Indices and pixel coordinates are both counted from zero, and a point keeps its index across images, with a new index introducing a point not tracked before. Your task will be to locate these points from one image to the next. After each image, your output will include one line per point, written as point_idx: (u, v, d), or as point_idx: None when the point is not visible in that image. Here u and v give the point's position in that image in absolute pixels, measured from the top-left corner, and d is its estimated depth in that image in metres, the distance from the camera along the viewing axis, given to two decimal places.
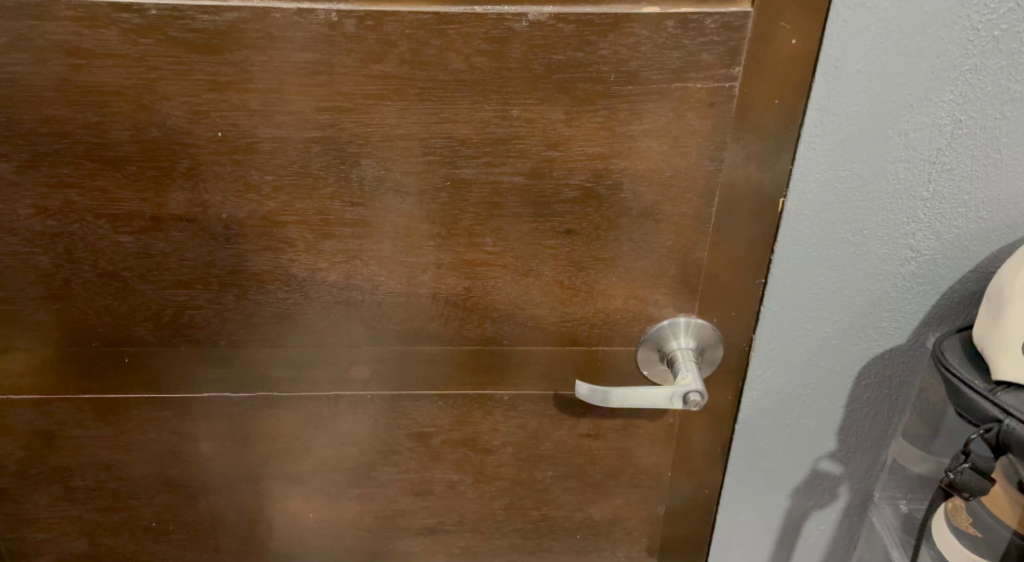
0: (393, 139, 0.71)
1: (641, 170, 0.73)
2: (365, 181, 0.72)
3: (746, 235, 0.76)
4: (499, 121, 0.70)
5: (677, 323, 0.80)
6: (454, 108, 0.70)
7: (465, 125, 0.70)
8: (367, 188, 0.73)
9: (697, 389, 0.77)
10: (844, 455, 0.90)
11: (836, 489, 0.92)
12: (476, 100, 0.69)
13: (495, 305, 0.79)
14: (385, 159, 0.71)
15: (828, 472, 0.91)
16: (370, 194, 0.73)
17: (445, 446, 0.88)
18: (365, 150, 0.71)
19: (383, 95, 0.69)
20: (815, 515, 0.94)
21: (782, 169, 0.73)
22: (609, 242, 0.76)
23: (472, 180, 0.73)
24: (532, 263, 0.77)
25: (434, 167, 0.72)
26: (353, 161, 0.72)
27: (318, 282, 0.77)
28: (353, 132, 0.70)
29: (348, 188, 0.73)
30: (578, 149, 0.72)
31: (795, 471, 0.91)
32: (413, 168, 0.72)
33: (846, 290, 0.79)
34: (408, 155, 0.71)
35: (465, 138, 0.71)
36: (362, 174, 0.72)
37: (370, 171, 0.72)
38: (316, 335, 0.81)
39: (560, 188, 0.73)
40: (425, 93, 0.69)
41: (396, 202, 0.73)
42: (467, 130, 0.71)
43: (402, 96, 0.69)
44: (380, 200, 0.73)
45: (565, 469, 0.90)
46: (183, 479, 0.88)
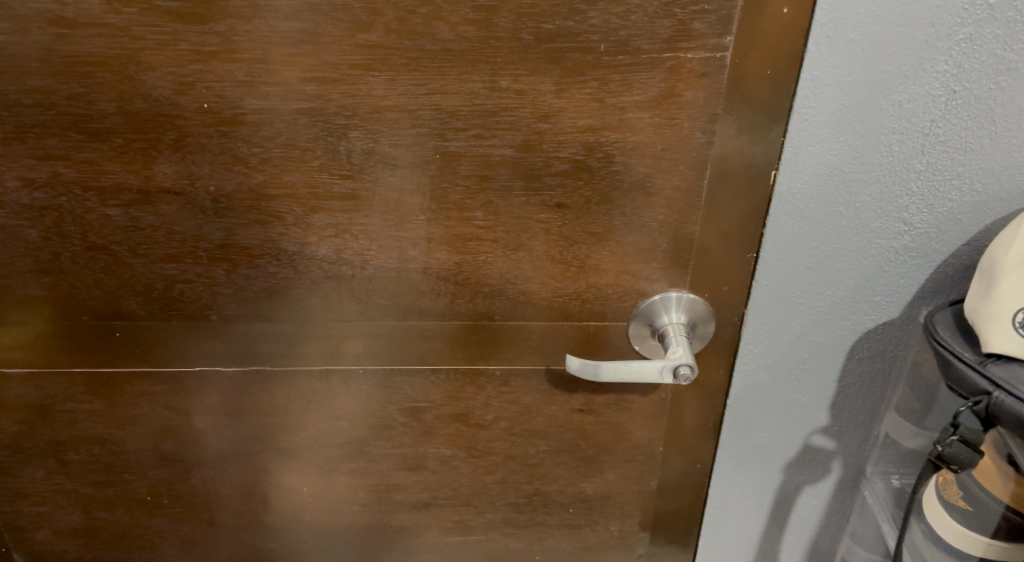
0: (381, 110, 0.70)
1: (632, 143, 0.72)
2: (353, 154, 0.72)
3: (739, 209, 0.76)
4: (488, 92, 0.70)
5: (669, 298, 0.80)
6: (442, 79, 0.69)
7: (454, 97, 0.70)
8: (356, 160, 0.72)
9: (687, 363, 0.77)
10: (837, 431, 0.90)
11: (829, 464, 0.93)
12: (465, 70, 0.69)
13: (487, 279, 0.78)
14: (374, 131, 0.71)
15: (821, 447, 0.92)
16: (360, 167, 0.72)
17: (437, 422, 0.88)
18: (355, 123, 0.70)
19: (370, 66, 0.68)
20: (808, 489, 0.95)
21: (775, 140, 0.73)
22: (602, 216, 0.75)
23: (462, 152, 0.72)
24: (523, 238, 0.76)
25: (423, 140, 0.71)
26: (341, 134, 0.71)
27: (308, 257, 0.77)
28: (340, 104, 0.70)
29: (337, 161, 0.72)
30: (569, 121, 0.71)
31: (787, 446, 0.91)
32: (402, 141, 0.71)
33: (839, 263, 0.79)
34: (397, 127, 0.71)
35: (454, 110, 0.70)
36: (351, 146, 0.71)
37: (359, 144, 0.71)
38: (307, 310, 0.80)
39: (551, 162, 0.72)
40: (413, 63, 0.68)
41: (386, 174, 0.73)
42: (456, 102, 0.70)
43: (391, 66, 0.68)
44: (369, 172, 0.73)
45: (558, 444, 0.91)
46: (177, 453, 0.88)
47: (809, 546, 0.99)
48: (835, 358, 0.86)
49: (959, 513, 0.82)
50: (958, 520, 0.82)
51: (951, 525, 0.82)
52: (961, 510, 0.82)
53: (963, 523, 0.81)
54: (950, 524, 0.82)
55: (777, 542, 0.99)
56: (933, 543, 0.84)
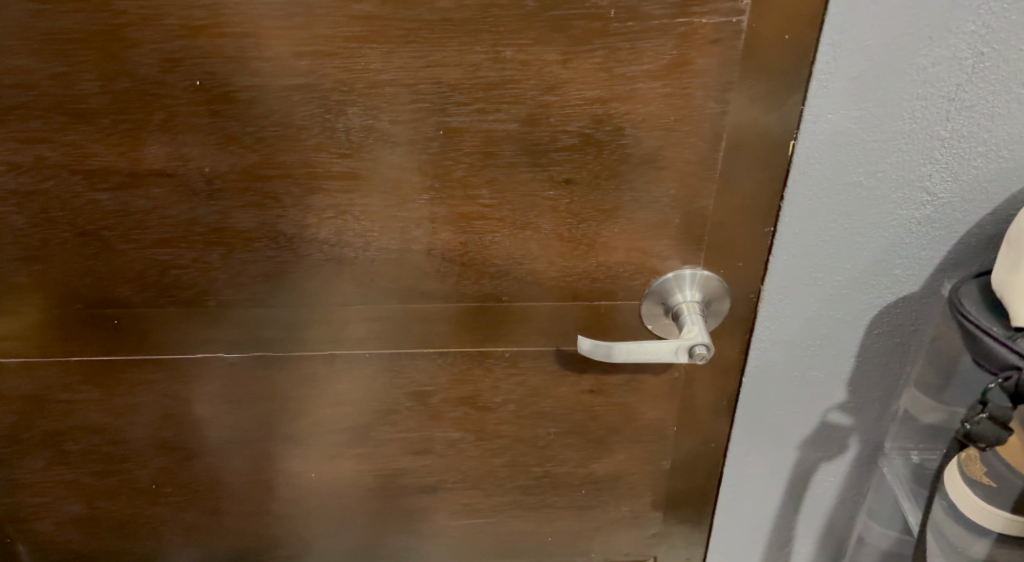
0: (379, 84, 0.66)
1: (642, 115, 0.68)
2: (351, 132, 0.68)
3: (754, 181, 0.72)
4: (491, 64, 0.66)
5: (682, 275, 0.77)
6: (442, 50, 0.65)
7: (455, 70, 0.66)
8: (354, 138, 0.69)
9: (703, 342, 0.74)
10: (854, 407, 0.90)
11: (845, 440, 0.93)
12: (465, 41, 0.65)
13: (493, 259, 0.75)
14: (371, 107, 0.67)
15: (838, 423, 0.92)
16: (357, 145, 0.69)
17: (444, 405, 0.85)
18: (353, 98, 0.67)
19: (366, 38, 0.65)
20: (824, 466, 0.95)
21: (792, 108, 0.69)
22: (612, 193, 0.72)
23: (464, 128, 0.68)
24: (530, 217, 0.73)
25: (424, 115, 0.68)
26: (337, 110, 0.67)
27: (307, 239, 0.74)
28: (336, 79, 0.66)
29: (334, 139, 0.69)
30: (576, 93, 0.67)
31: (804, 423, 0.91)
32: (402, 117, 0.68)
33: (859, 236, 0.77)
34: (395, 103, 0.67)
35: (456, 83, 0.66)
36: (349, 124, 0.68)
37: (357, 121, 0.68)
38: (307, 295, 0.77)
39: (558, 136, 0.69)
40: (410, 34, 0.65)
41: (385, 153, 0.69)
42: (457, 75, 0.66)
43: (388, 38, 0.65)
44: (368, 151, 0.69)
45: (567, 426, 0.88)
46: (178, 441, 0.86)
47: (824, 523, 0.99)
48: (852, 333, 0.84)
49: (984, 491, 0.79)
50: (982, 498, 0.79)
51: (976, 505, 0.80)
52: (985, 489, 0.79)
53: (988, 503, 0.79)
54: (974, 503, 0.80)
55: (791, 520, 0.99)
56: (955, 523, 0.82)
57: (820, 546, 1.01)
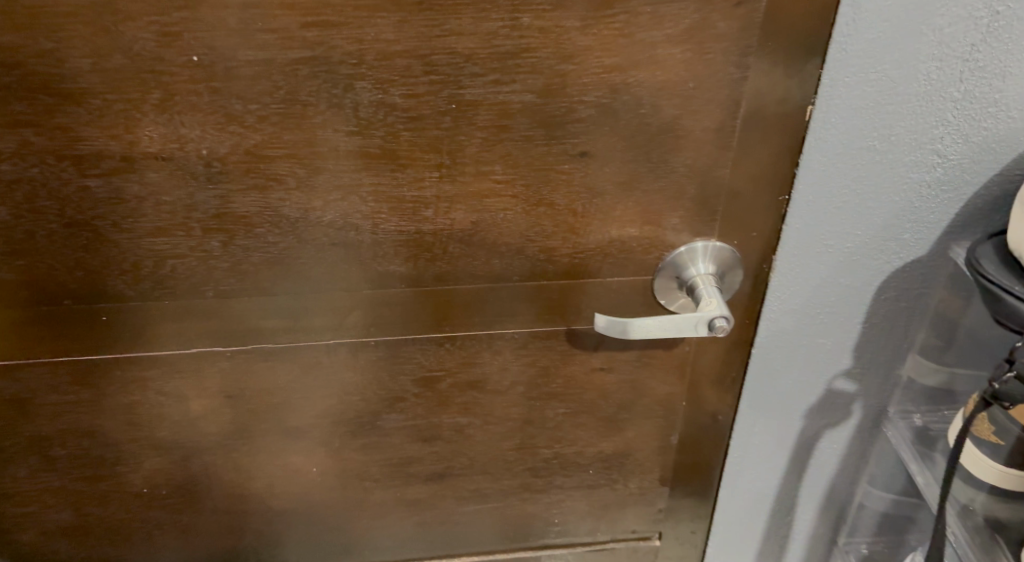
0: (390, 56, 0.63)
1: (660, 82, 0.66)
2: (361, 108, 0.65)
3: (771, 148, 0.71)
4: (508, 32, 0.63)
5: (695, 248, 0.76)
6: (458, 18, 0.62)
7: (471, 38, 0.63)
8: (363, 115, 0.65)
9: (722, 315, 0.72)
10: (859, 373, 0.90)
11: (850, 407, 0.92)
12: (482, 8, 0.62)
13: (505, 237, 0.73)
14: (381, 81, 0.64)
15: (843, 390, 0.91)
16: (367, 121, 0.66)
17: (452, 390, 0.83)
18: (361, 71, 0.63)
19: (377, 7, 0.61)
20: (828, 433, 0.94)
21: (810, 72, 0.68)
22: (629, 164, 0.70)
23: (478, 101, 0.65)
24: (544, 192, 0.70)
25: (437, 88, 0.65)
26: (346, 85, 0.64)
27: (312, 223, 0.70)
28: (345, 51, 0.63)
29: (342, 116, 0.65)
30: (594, 60, 0.65)
31: (810, 392, 0.90)
32: (413, 90, 0.64)
33: (870, 201, 0.76)
34: (407, 75, 0.64)
35: (471, 53, 0.63)
36: (358, 99, 0.65)
37: (367, 96, 0.64)
38: (310, 282, 0.74)
39: (575, 107, 0.66)
40: (424, 2, 0.61)
41: (395, 129, 0.66)
42: (473, 44, 0.63)
43: (401, 7, 0.62)
44: (378, 127, 0.66)
45: (577, 406, 0.86)
46: (173, 440, 0.82)
47: (827, 490, 0.99)
48: (861, 301, 0.83)
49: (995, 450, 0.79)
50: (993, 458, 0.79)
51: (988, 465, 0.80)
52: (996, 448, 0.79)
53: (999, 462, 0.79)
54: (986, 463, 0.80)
55: (795, 487, 0.98)
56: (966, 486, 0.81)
57: (822, 512, 1.01)
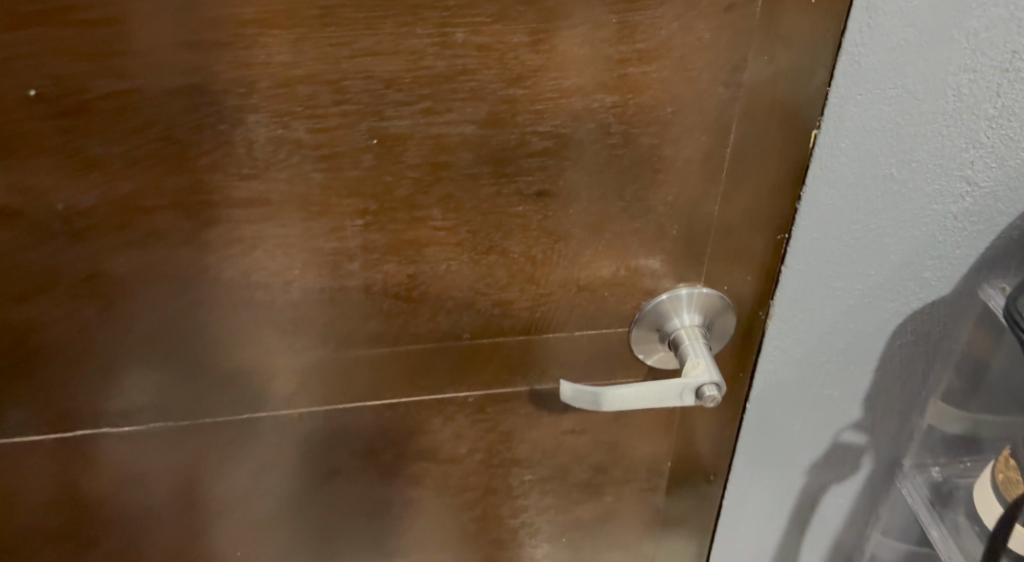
0: (289, 82, 0.48)
1: (632, 106, 0.52)
2: (255, 146, 0.50)
3: (768, 182, 0.58)
4: (438, 50, 0.49)
5: (678, 296, 0.63)
6: (373, 34, 0.47)
7: (392, 59, 0.48)
8: (260, 155, 0.51)
9: (712, 381, 0.60)
10: (870, 424, 0.77)
11: (859, 460, 0.80)
12: (403, 20, 0.47)
13: (448, 291, 0.60)
14: (278, 113, 0.49)
15: (851, 443, 0.79)
16: (265, 163, 0.51)
17: (398, 461, 0.71)
18: (252, 101, 0.49)
19: (266, 20, 0.46)
20: (834, 488, 0.82)
21: (817, 91, 0.54)
22: (596, 204, 0.57)
23: (406, 134, 0.52)
24: (495, 238, 0.58)
25: (353, 121, 0.50)
26: (234, 119, 0.49)
27: (209, 283, 0.57)
28: (228, 78, 0.48)
29: (234, 157, 0.51)
30: (550, 82, 0.51)
31: (814, 446, 0.78)
32: (323, 123, 0.50)
33: (887, 238, 0.63)
34: (313, 105, 0.49)
35: (393, 76, 0.49)
36: (250, 136, 0.50)
37: (261, 131, 0.50)
38: (213, 351, 0.60)
39: (528, 138, 0.53)
40: (328, 14, 0.47)
41: (301, 172, 0.52)
42: (394, 66, 0.49)
43: (298, 19, 0.47)
44: (279, 170, 0.52)
45: (546, 471, 0.75)
46: (67, 530, 0.69)
47: (832, 544, 0.88)
48: (872, 349, 0.71)
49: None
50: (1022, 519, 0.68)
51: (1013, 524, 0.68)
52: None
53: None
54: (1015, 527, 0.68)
55: (796, 544, 0.87)
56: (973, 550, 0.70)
57: None
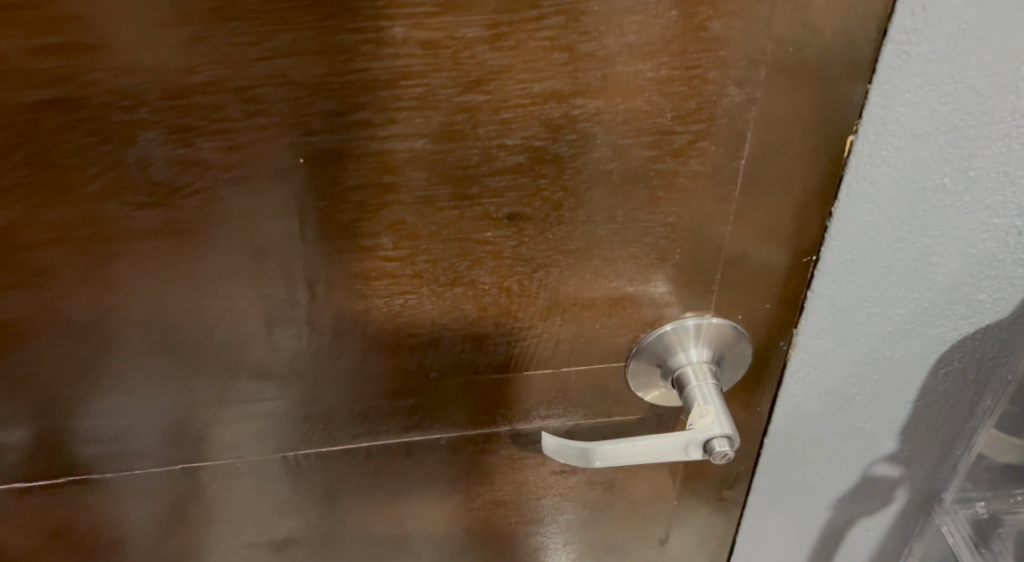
0: (186, 92, 0.38)
1: (623, 112, 0.42)
2: (153, 169, 0.41)
3: (792, 200, 0.47)
4: (372, 49, 0.38)
5: (683, 327, 0.53)
6: (286, 32, 0.37)
7: (315, 61, 0.38)
8: (160, 180, 0.41)
9: (722, 435, 0.50)
10: (905, 456, 0.67)
11: (892, 492, 0.70)
12: (324, 12, 0.37)
13: (410, 326, 0.51)
14: (176, 130, 0.40)
15: (884, 475, 0.68)
16: (168, 190, 0.42)
17: (364, 502, 0.63)
18: (143, 117, 0.39)
19: (148, 16, 0.36)
20: (863, 521, 0.72)
21: (855, 92, 0.43)
22: (582, 227, 0.47)
23: (341, 150, 0.42)
24: (461, 268, 0.48)
25: (272, 137, 0.40)
26: (121, 139, 0.40)
27: (118, 326, 0.48)
28: (108, 89, 0.38)
29: (128, 183, 0.41)
30: (517, 85, 0.40)
31: (841, 479, 0.68)
32: (235, 140, 0.40)
33: (935, 258, 0.52)
34: (219, 118, 0.39)
35: (318, 81, 0.39)
36: (144, 158, 0.40)
37: (157, 151, 0.40)
38: (134, 399, 0.52)
39: (494, 154, 0.43)
40: (226, 7, 0.36)
41: (214, 199, 0.42)
42: (318, 70, 0.39)
43: (189, 14, 0.37)
44: (186, 197, 0.42)
45: (534, 509, 0.66)
46: None
47: None
48: (913, 376, 0.60)
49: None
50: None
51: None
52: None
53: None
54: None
55: None
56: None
57: None
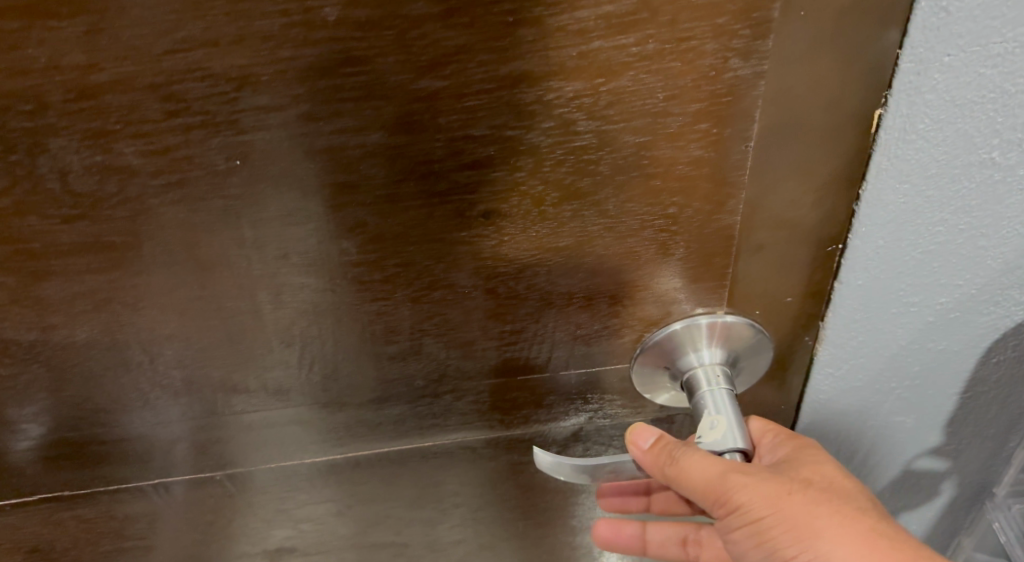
0: (94, 92, 0.34)
1: (605, 94, 0.36)
2: (71, 179, 0.36)
3: (814, 191, 0.40)
4: (304, 33, 0.33)
5: (695, 326, 0.46)
6: (203, 18, 0.33)
7: (238, 51, 0.34)
8: (81, 190, 0.37)
9: (739, 451, 0.44)
10: (954, 450, 0.55)
11: (938, 487, 0.58)
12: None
13: (387, 334, 0.45)
14: (89, 135, 0.35)
15: (928, 471, 0.57)
16: (91, 201, 0.37)
17: (360, 525, 0.57)
18: (51, 121, 0.35)
19: (43, 7, 0.32)
20: (904, 517, 0.61)
21: (888, 61, 0.37)
22: (569, 223, 0.41)
23: (279, 150, 0.36)
24: (440, 270, 0.42)
25: (201, 137, 0.36)
26: (30, 147, 0.35)
27: (61, 346, 0.44)
28: (8, 91, 0.34)
29: (46, 195, 0.37)
30: (478, 67, 0.35)
31: (878, 477, 0.57)
32: (159, 143, 0.36)
33: (986, 237, 0.42)
34: (137, 119, 0.35)
35: (244, 73, 0.34)
36: (59, 167, 0.36)
37: (72, 159, 0.36)
38: (91, 419, 0.48)
39: (459, 145, 0.37)
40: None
41: (143, 209, 0.38)
42: (243, 60, 0.34)
43: (84, 2, 0.32)
44: (112, 208, 0.38)
45: (549, 537, 0.60)
46: None
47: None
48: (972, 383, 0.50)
49: (826, 542, 0.40)
50: (830, 511, 0.41)
51: (854, 524, 0.41)
52: (728, 485, 0.42)
53: (828, 523, 0.41)
54: (779, 474, 0.43)
55: None
56: (745, 420, 0.49)
57: None
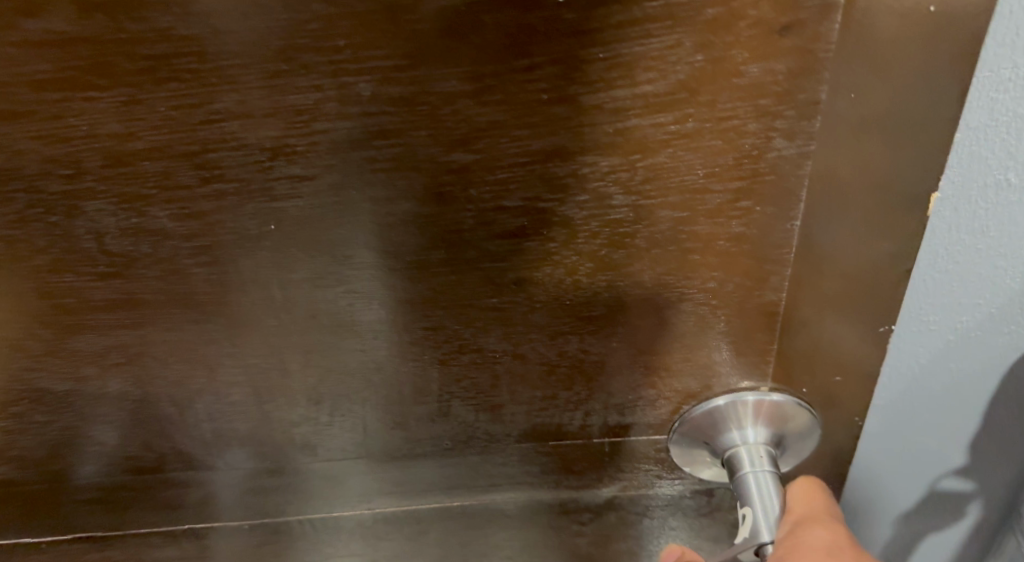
0: (130, 158, 0.34)
1: (641, 171, 0.35)
2: (107, 239, 0.37)
3: (865, 276, 0.38)
4: (338, 106, 0.33)
5: (739, 402, 0.44)
6: (236, 91, 0.33)
7: (271, 122, 0.34)
8: (115, 251, 0.37)
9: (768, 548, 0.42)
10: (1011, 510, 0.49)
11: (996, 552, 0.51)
12: (277, 68, 0.32)
13: (416, 393, 0.45)
14: (125, 198, 0.35)
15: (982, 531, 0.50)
16: (125, 261, 0.38)
17: None
18: (89, 185, 0.35)
19: (82, 80, 0.32)
20: None
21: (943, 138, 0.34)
22: (603, 294, 0.40)
23: (310, 216, 0.36)
24: (469, 334, 0.42)
25: (235, 203, 0.36)
26: (66, 209, 0.36)
27: (94, 397, 0.44)
28: (47, 156, 0.34)
29: (82, 254, 0.37)
30: (510, 142, 0.34)
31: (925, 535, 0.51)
32: (193, 208, 0.36)
33: None
34: (172, 184, 0.35)
35: (277, 144, 0.34)
36: (94, 228, 0.36)
37: (107, 220, 0.36)
38: (122, 466, 0.48)
39: (491, 216, 0.37)
40: (167, 65, 0.32)
41: (176, 270, 0.38)
42: (276, 130, 0.34)
43: (121, 74, 0.32)
44: (146, 268, 0.38)
45: None
46: None
47: None
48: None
49: None
50: None
51: None
52: None
53: None
54: None
55: None
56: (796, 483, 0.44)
57: None
